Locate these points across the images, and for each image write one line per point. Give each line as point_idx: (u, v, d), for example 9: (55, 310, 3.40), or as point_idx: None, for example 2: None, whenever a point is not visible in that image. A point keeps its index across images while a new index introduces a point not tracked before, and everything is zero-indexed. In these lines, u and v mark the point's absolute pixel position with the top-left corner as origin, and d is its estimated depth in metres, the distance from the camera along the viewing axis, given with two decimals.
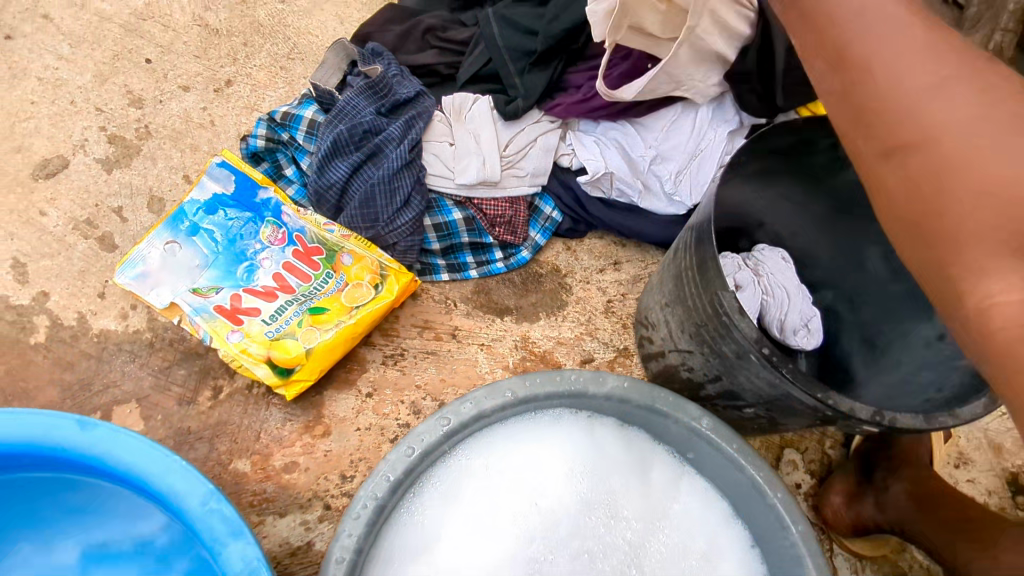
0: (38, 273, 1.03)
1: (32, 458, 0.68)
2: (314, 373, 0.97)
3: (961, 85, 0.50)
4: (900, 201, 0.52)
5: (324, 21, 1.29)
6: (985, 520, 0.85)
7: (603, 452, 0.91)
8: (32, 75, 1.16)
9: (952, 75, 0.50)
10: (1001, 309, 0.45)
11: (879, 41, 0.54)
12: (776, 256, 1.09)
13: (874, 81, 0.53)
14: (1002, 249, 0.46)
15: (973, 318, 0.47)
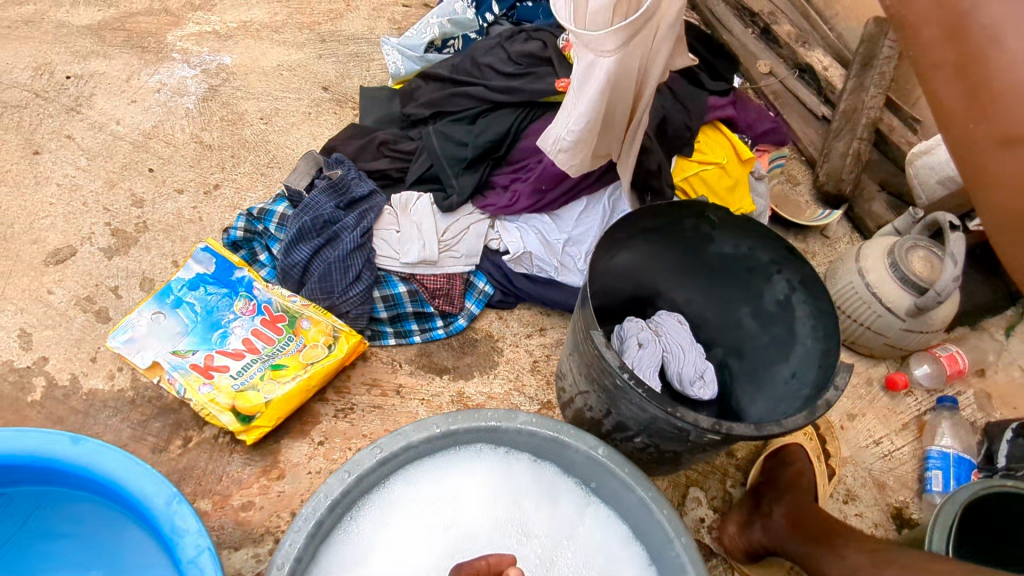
0: (41, 341, 1.21)
1: (31, 467, 0.83)
2: (272, 420, 1.13)
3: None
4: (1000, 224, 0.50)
5: (300, 138, 1.56)
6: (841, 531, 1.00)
7: (516, 480, 1.07)
8: (53, 182, 1.40)
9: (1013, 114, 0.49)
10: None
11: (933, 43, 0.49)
12: (673, 319, 1.27)
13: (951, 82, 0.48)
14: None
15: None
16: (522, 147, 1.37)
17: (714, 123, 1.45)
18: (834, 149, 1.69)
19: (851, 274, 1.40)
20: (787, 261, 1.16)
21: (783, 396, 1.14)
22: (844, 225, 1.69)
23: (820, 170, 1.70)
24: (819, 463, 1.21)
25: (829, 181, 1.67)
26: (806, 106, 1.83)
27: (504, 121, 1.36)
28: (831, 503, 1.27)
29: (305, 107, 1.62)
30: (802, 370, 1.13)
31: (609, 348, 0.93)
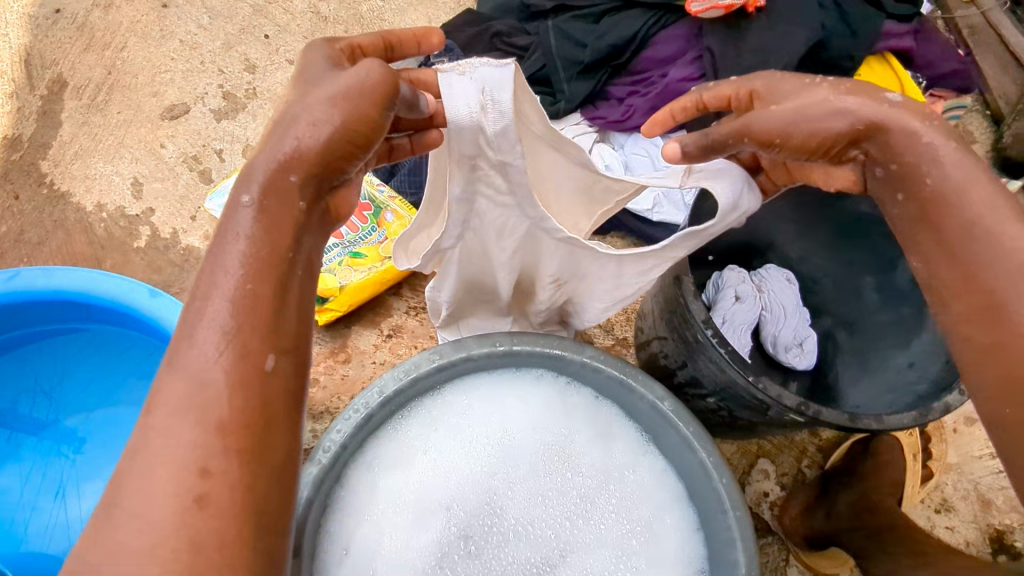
0: (150, 193, 1.27)
1: (107, 311, 0.91)
2: (344, 306, 1.14)
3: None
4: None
5: (415, 20, 1.48)
6: (898, 529, 0.94)
7: (571, 412, 1.02)
8: (176, 38, 1.42)
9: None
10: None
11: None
12: (781, 276, 1.14)
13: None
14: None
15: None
16: (646, 57, 1.22)
17: (883, 55, 1.22)
18: None
19: None
20: None
21: (891, 385, 1.00)
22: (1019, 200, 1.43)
23: (1007, 129, 1.43)
24: (914, 463, 1.09)
25: (1016, 145, 1.42)
26: (1011, 49, 1.50)
27: (633, 24, 1.21)
28: (919, 509, 1.14)
29: None
30: (921, 362, 0.98)
31: (695, 299, 0.85)
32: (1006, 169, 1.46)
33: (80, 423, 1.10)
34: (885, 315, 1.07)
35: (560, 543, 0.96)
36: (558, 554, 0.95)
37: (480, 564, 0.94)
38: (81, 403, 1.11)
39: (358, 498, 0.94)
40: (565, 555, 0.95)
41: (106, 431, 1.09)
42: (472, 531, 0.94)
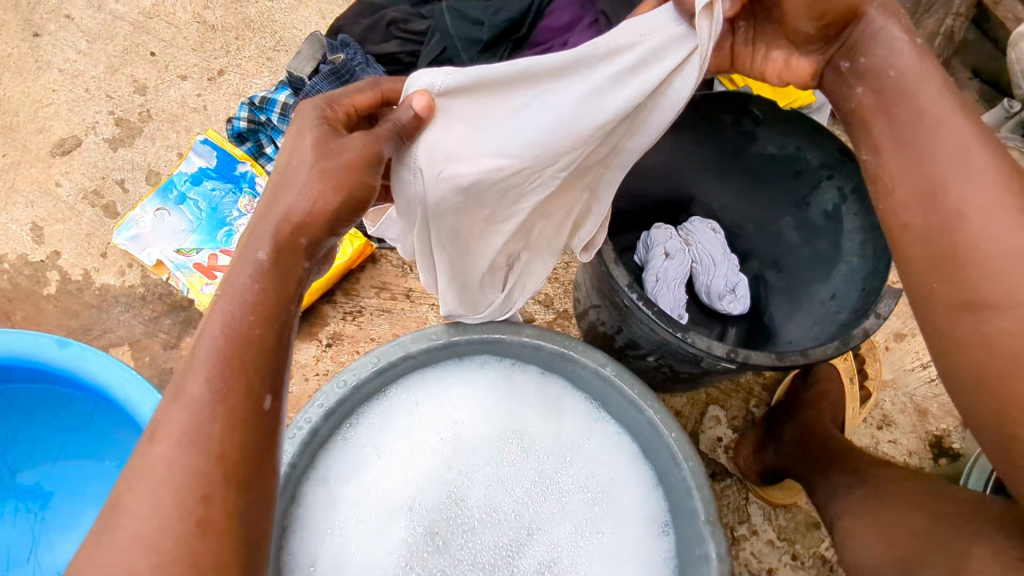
0: (53, 235, 1.20)
1: (35, 369, 0.84)
2: None
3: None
4: (977, 333, 0.56)
5: (308, 17, 1.43)
6: (836, 452, 0.97)
7: (520, 393, 1.03)
8: (54, 67, 1.34)
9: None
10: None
11: (967, 193, 0.58)
12: (705, 227, 1.17)
13: (959, 234, 0.57)
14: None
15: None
16: (545, 26, 1.21)
17: None
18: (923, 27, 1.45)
19: None
20: (838, 165, 0.99)
21: (817, 318, 1.03)
22: None
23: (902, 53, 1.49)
24: (851, 386, 1.15)
25: None
26: None
27: None
28: (862, 429, 1.19)
29: None
30: (842, 292, 1.01)
31: (617, 265, 0.86)
32: None
33: (35, 479, 0.99)
34: (806, 252, 1.09)
35: (525, 522, 0.97)
36: (525, 533, 0.96)
37: (449, 557, 0.94)
38: (38, 457, 0.99)
39: (317, 513, 0.92)
40: (532, 532, 0.96)
41: (65, 483, 0.98)
42: (436, 526, 0.94)
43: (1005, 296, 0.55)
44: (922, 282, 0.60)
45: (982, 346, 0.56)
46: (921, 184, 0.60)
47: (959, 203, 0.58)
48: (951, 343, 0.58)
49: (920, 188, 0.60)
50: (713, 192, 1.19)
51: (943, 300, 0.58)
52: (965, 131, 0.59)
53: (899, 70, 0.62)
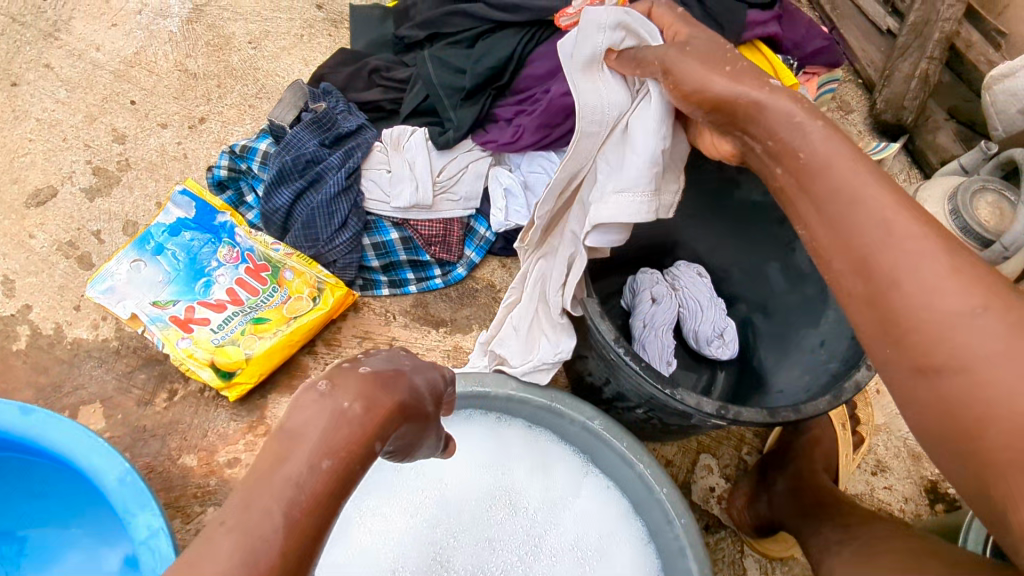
0: (24, 288, 1.17)
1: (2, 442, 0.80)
2: (254, 377, 1.08)
3: (994, 319, 0.47)
4: (932, 402, 0.49)
5: (290, 65, 1.43)
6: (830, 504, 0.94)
7: (507, 447, 1.00)
8: (31, 117, 1.32)
9: (982, 307, 0.48)
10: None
11: (902, 257, 0.51)
12: (691, 271, 1.18)
13: (896, 301, 0.51)
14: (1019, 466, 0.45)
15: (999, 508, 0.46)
16: (525, 75, 1.20)
17: (752, 43, 1.25)
18: (897, 70, 1.47)
19: None
20: None
21: (809, 367, 1.01)
22: (901, 160, 1.51)
23: (879, 95, 1.52)
24: (844, 432, 1.13)
25: (888, 109, 1.50)
26: (869, 17, 1.59)
27: (506, 46, 1.19)
28: (857, 475, 1.17)
29: (296, 28, 1.47)
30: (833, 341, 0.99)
31: (603, 318, 0.85)
32: (885, 133, 1.54)
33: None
34: (793, 298, 1.08)
35: None
36: None
37: None
38: None
39: None
40: None
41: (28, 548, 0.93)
42: None
43: (955, 357, 0.48)
44: (874, 347, 0.53)
45: (939, 415, 0.49)
46: (852, 253, 0.54)
47: (889, 263, 0.51)
48: (910, 411, 0.51)
49: (851, 259, 0.54)
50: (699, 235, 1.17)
51: (895, 365, 0.52)
52: (888, 198, 0.53)
53: (816, 147, 0.57)
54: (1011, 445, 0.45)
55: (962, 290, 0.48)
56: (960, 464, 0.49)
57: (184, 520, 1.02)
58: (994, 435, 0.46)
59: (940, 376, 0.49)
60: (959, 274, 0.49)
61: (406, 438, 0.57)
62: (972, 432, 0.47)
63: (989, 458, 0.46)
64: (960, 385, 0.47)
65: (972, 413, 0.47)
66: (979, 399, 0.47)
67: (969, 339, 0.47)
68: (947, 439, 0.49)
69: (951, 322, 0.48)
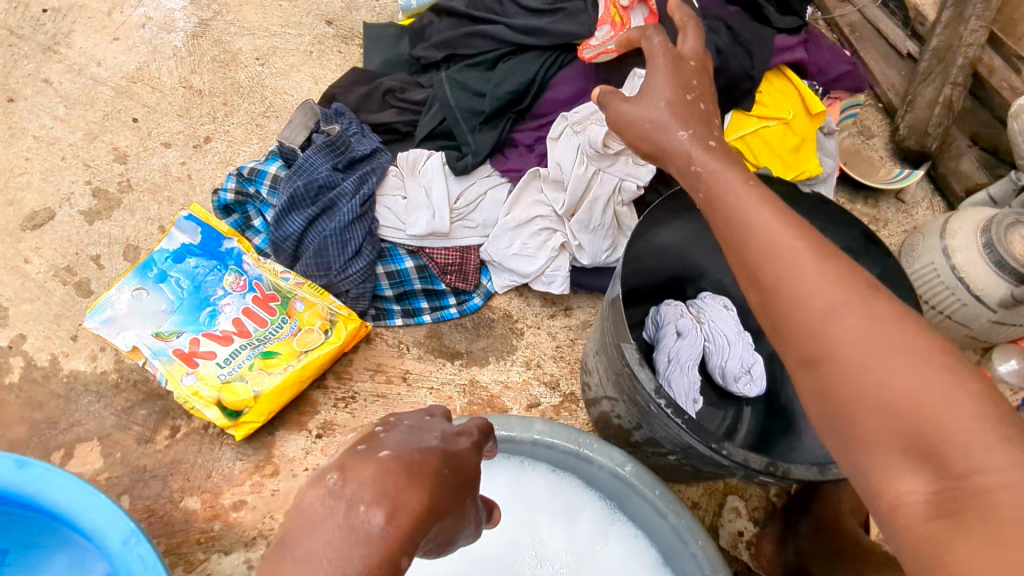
0: (18, 317, 1.11)
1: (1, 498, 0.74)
2: (262, 416, 1.02)
3: (853, 309, 0.48)
4: (819, 393, 0.48)
5: (299, 82, 1.38)
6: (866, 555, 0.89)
7: (531, 494, 0.95)
8: (28, 134, 1.27)
9: (845, 300, 0.48)
10: (980, 479, 0.39)
11: (779, 257, 0.53)
12: (717, 304, 1.14)
13: (779, 301, 0.52)
14: (896, 439, 0.43)
15: (881, 495, 0.43)
16: (547, 99, 1.16)
17: (778, 69, 1.22)
18: (920, 95, 1.44)
19: (934, 252, 1.22)
20: (863, 250, 0.95)
21: None
22: (924, 187, 1.48)
23: (902, 121, 1.48)
24: None
25: (911, 136, 1.46)
26: (889, 41, 1.58)
27: (528, 69, 1.15)
28: None
29: (306, 45, 1.42)
30: None
31: (642, 366, 0.79)
32: (908, 159, 1.51)
33: None
34: None
35: None
36: None
37: None
38: None
39: None
40: None
41: None
42: None
43: (823, 347, 0.48)
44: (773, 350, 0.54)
45: (823, 407, 0.48)
46: (740, 262, 0.56)
47: (765, 257, 0.54)
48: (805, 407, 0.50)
49: (744, 264, 0.56)
50: None
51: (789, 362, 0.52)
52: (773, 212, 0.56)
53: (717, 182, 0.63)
54: (885, 426, 0.44)
55: (831, 283, 0.49)
56: (844, 454, 0.47)
57: (187, 569, 0.97)
58: (861, 413, 0.45)
59: (822, 365, 0.48)
60: (827, 272, 0.50)
61: (441, 536, 0.49)
62: (845, 414, 0.46)
63: (864, 437, 0.45)
64: (832, 371, 0.47)
65: (847, 396, 0.46)
66: (852, 383, 0.46)
67: (836, 328, 0.48)
68: (830, 428, 0.47)
69: (820, 304, 0.49)
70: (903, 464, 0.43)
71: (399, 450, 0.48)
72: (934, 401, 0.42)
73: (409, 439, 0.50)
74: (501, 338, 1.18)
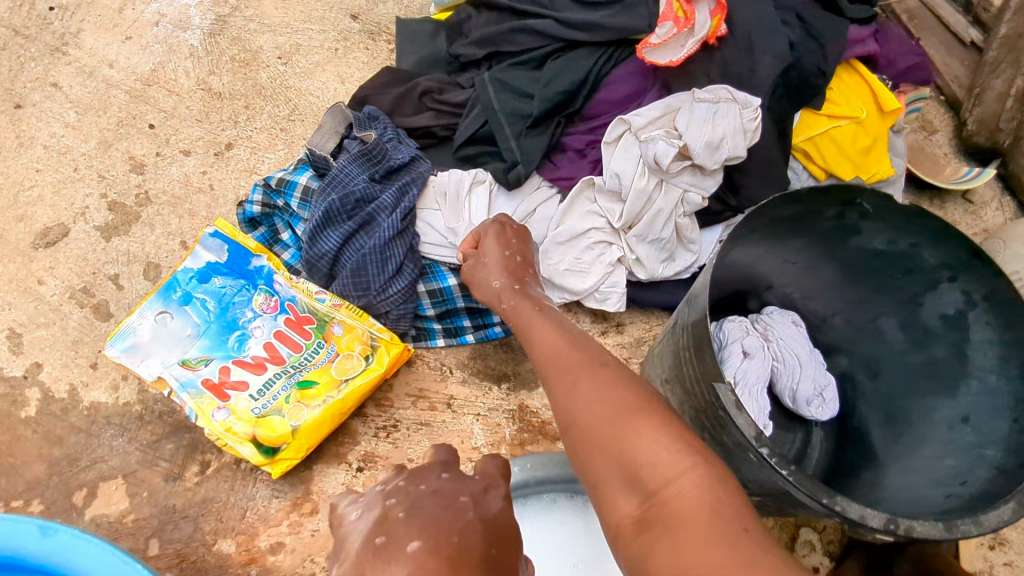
0: (33, 344, 1.03)
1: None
2: (300, 453, 0.94)
3: (586, 383, 0.60)
4: (584, 464, 0.56)
5: (325, 82, 1.29)
6: None
7: (598, 537, 0.87)
8: (38, 143, 1.18)
9: (581, 381, 0.60)
10: (676, 499, 0.49)
11: (552, 345, 0.67)
12: (786, 319, 1.03)
13: (563, 396, 0.61)
14: (628, 488, 0.52)
15: (617, 532, 0.52)
16: (601, 99, 1.08)
17: (849, 63, 1.12)
18: (990, 87, 1.34)
19: (1018, 261, 1.12)
20: (965, 267, 0.86)
21: (946, 444, 0.87)
22: (993, 186, 1.38)
23: (969, 115, 1.39)
24: None
25: (981, 131, 1.38)
26: (951, 29, 1.45)
27: (580, 67, 1.06)
28: (974, 550, 1.04)
29: (330, 41, 1.33)
30: (976, 415, 0.85)
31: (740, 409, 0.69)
32: (974, 156, 1.41)
33: None
34: (916, 358, 0.94)
35: None
36: None
37: None
38: None
39: None
40: None
41: None
42: None
43: (571, 421, 0.58)
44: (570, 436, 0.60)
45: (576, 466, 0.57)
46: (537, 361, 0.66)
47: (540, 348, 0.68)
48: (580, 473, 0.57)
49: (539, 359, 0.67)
50: (797, 284, 1.04)
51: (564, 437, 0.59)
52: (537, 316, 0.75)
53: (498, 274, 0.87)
54: (613, 471, 0.54)
55: (589, 372, 0.61)
56: (605, 509, 0.54)
57: None
58: (603, 467, 0.54)
59: (581, 445, 0.57)
60: (583, 363, 0.62)
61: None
62: (598, 474, 0.55)
63: (610, 490, 0.53)
64: (586, 444, 0.57)
65: (597, 455, 0.55)
66: (594, 445, 0.56)
67: (582, 404, 0.58)
68: (596, 490, 0.55)
69: (575, 386, 0.60)
70: (631, 502, 0.52)
71: (433, 538, 0.39)
72: (639, 440, 0.53)
73: (438, 515, 0.41)
74: None
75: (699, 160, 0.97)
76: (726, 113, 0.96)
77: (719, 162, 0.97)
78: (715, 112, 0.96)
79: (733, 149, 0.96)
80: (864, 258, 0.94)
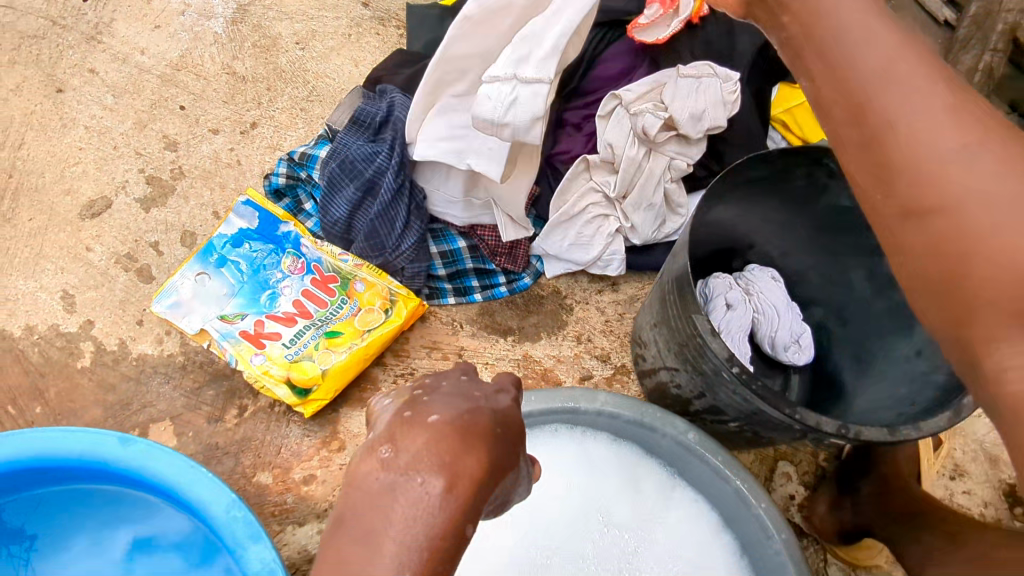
0: (85, 304, 1.14)
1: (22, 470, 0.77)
2: (329, 393, 1.05)
3: (986, 153, 0.50)
4: (934, 251, 0.51)
5: (340, 66, 1.39)
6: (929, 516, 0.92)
7: (594, 463, 0.98)
8: (80, 124, 1.29)
9: (975, 144, 0.50)
10: None
11: (915, 130, 0.52)
12: (766, 276, 1.13)
13: (936, 191, 0.51)
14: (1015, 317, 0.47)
15: (974, 364, 0.50)
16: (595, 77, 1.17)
17: None
18: (959, 63, 1.43)
19: None
20: None
21: (902, 375, 0.98)
22: None
23: None
24: None
25: None
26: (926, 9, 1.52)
27: None
28: (936, 480, 1.15)
29: (343, 28, 1.43)
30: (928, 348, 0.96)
31: (714, 335, 0.80)
32: None
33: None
34: (878, 303, 1.05)
35: None
36: None
37: None
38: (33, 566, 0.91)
39: None
40: None
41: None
42: None
43: (970, 208, 0.50)
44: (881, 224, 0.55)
45: (934, 274, 0.52)
46: (865, 137, 0.54)
47: (884, 119, 0.53)
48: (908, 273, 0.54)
49: (874, 155, 0.54)
50: (774, 242, 1.14)
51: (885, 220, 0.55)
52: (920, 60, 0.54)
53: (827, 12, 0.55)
54: (1008, 294, 0.48)
55: (965, 138, 0.51)
56: (949, 337, 0.52)
57: None
58: (993, 289, 0.48)
59: (955, 249, 0.50)
60: (967, 123, 0.51)
61: (501, 495, 0.49)
62: (967, 299, 0.50)
63: (977, 298, 0.49)
64: (981, 253, 0.49)
65: (978, 273, 0.49)
66: (990, 255, 0.48)
67: (975, 208, 0.49)
68: (950, 337, 0.52)
69: (957, 186, 0.50)
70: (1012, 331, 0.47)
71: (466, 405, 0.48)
72: None
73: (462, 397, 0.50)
74: (551, 313, 1.21)
75: (683, 131, 1.08)
76: (706, 88, 1.06)
77: (702, 131, 1.07)
78: (698, 86, 1.06)
79: (713, 118, 1.06)
80: (832, 214, 1.05)
